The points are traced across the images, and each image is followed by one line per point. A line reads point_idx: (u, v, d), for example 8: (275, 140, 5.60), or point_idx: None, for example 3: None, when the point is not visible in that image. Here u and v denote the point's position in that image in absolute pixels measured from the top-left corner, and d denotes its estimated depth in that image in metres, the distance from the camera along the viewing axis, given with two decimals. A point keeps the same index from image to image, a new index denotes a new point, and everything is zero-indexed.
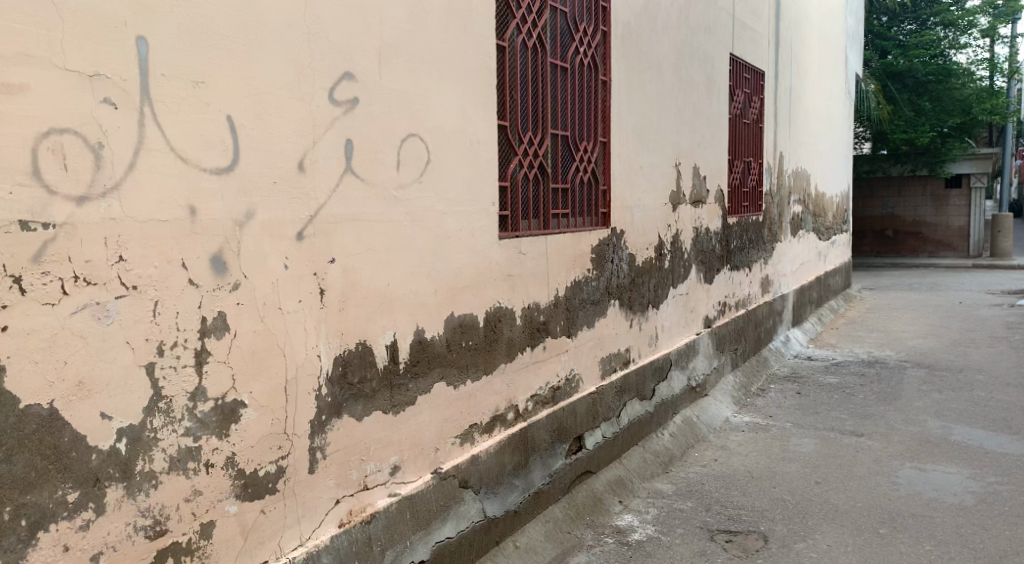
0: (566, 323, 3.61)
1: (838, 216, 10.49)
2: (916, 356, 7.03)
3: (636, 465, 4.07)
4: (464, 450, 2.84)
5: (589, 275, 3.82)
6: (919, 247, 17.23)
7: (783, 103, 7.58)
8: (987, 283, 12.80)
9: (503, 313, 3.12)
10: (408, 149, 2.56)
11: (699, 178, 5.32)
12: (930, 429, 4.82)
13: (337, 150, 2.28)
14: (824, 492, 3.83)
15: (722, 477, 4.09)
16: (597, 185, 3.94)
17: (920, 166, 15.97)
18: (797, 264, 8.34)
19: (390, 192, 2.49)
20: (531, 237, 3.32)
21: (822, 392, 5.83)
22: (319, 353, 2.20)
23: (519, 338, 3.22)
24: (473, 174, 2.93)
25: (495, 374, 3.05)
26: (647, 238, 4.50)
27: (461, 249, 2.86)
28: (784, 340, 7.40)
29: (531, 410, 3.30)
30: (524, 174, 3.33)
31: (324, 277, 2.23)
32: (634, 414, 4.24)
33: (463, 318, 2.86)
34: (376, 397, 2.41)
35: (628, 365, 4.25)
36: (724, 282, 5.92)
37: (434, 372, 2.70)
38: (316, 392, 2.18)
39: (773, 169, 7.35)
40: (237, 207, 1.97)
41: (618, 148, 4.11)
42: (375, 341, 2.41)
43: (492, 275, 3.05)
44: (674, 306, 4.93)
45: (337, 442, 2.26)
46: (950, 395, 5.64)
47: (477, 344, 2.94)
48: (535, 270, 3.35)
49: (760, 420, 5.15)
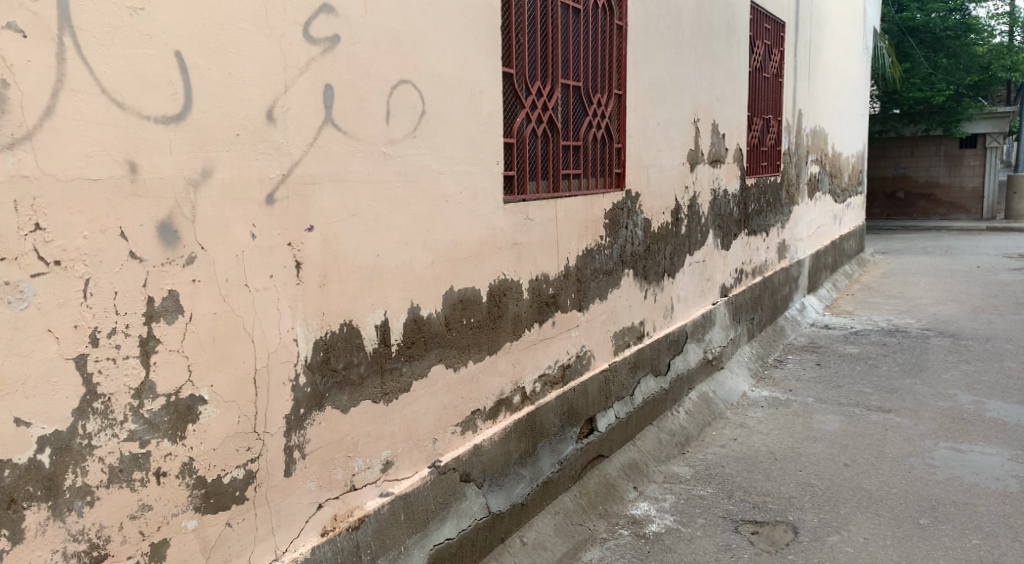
0: (577, 296, 3.29)
1: (853, 177, 10.07)
2: (938, 324, 6.72)
3: (650, 446, 3.78)
4: (465, 440, 2.55)
5: (602, 243, 3.49)
6: (931, 210, 16.81)
7: (802, 56, 7.14)
8: (1004, 246, 12.43)
9: (508, 286, 2.79)
10: (400, 99, 2.21)
11: (718, 136, 4.95)
12: (963, 405, 4.53)
13: (315, 97, 1.93)
14: (855, 476, 3.55)
15: (744, 459, 3.80)
16: (611, 143, 3.58)
17: (935, 125, 15.47)
18: (813, 228, 7.99)
19: (379, 147, 2.15)
20: (540, 201, 2.98)
21: (843, 364, 5.53)
22: (296, 337, 1.88)
23: (527, 314, 2.90)
24: (474, 128, 2.57)
25: (499, 354, 2.74)
26: (664, 201, 4.15)
27: (461, 214, 2.52)
28: (799, 308, 7.08)
29: (539, 392, 3.00)
30: (532, 130, 2.98)
31: (301, 247, 1.89)
32: (649, 392, 3.94)
33: (465, 293, 2.54)
34: (364, 385, 2.10)
35: (642, 339, 3.94)
36: (740, 247, 5.58)
37: (432, 355, 2.38)
38: (294, 382, 1.87)
39: (791, 127, 6.94)
40: (190, 163, 1.62)
41: (634, 102, 3.74)
42: (362, 321, 2.09)
43: (496, 243, 2.71)
44: (691, 275, 4.60)
45: (319, 439, 1.96)
46: (980, 367, 5.34)
47: (480, 321, 2.62)
48: (544, 237, 3.02)
49: (779, 395, 4.86)
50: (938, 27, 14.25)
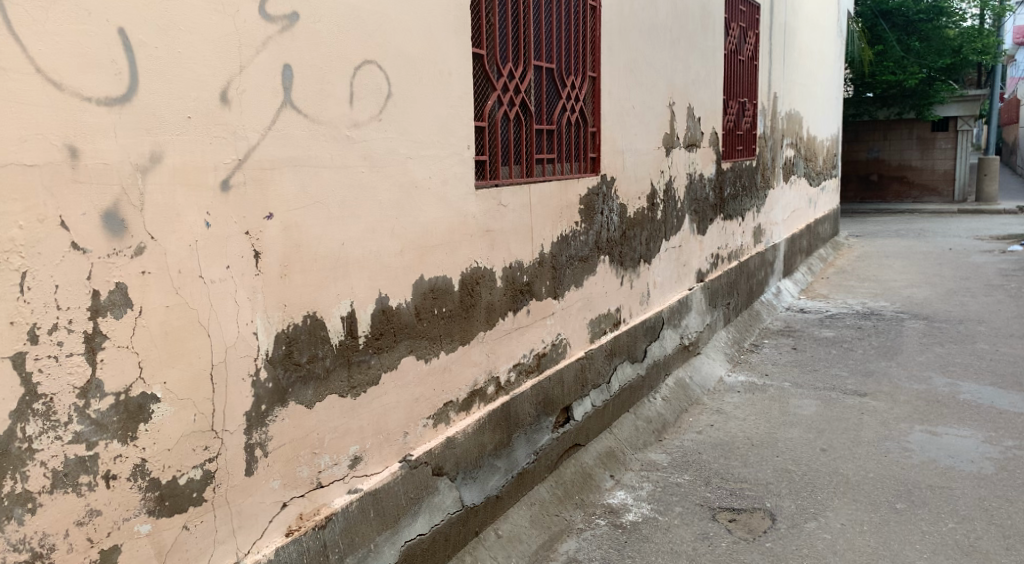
0: (552, 283, 3.23)
1: (828, 161, 10.11)
2: (911, 307, 6.77)
3: (627, 434, 3.74)
4: (438, 432, 2.48)
5: (577, 229, 3.43)
6: (904, 193, 16.98)
7: (777, 39, 7.11)
8: (975, 229, 12.59)
9: (481, 274, 2.72)
10: (364, 80, 2.12)
11: (693, 120, 4.90)
12: (937, 388, 4.56)
13: (273, 78, 1.83)
14: (832, 461, 3.56)
15: (721, 445, 3.79)
16: (586, 127, 3.51)
17: (907, 109, 15.59)
18: (788, 212, 8.00)
19: (342, 131, 2.05)
20: (512, 187, 2.90)
21: (819, 348, 5.54)
22: (256, 330, 1.79)
23: (500, 303, 2.84)
24: (443, 112, 2.48)
25: (472, 344, 2.68)
26: (639, 186, 4.10)
27: (431, 201, 2.44)
28: (775, 292, 7.09)
29: (514, 382, 2.95)
30: (504, 113, 2.90)
31: (259, 236, 1.81)
32: (625, 379, 3.90)
33: (436, 281, 2.47)
34: (330, 379, 2.03)
35: (619, 326, 3.90)
36: (716, 232, 5.55)
37: (401, 346, 2.31)
38: (254, 378, 1.79)
39: (767, 111, 6.92)
40: (137, 148, 1.52)
41: (609, 85, 3.67)
42: (327, 313, 2.01)
43: (467, 230, 2.64)
44: (667, 260, 4.56)
45: (283, 436, 1.88)
46: (953, 349, 5.38)
47: (452, 311, 2.55)
48: (517, 224, 2.95)
49: (756, 380, 4.85)
50: (911, 10, 14.31)
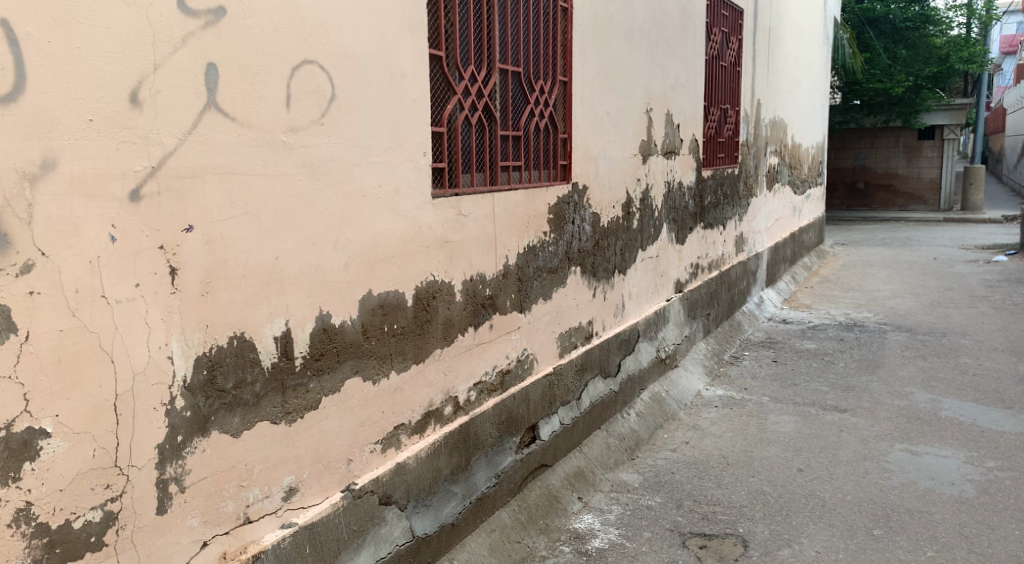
0: (517, 296, 3.08)
1: (813, 168, 10.02)
2: (895, 318, 6.67)
3: (598, 453, 3.59)
4: (387, 458, 2.32)
5: (546, 239, 3.29)
6: (890, 201, 16.96)
7: (761, 44, 7.01)
8: (960, 238, 12.55)
9: (438, 288, 2.57)
10: (303, 82, 1.96)
11: (672, 126, 4.77)
12: (919, 404, 4.44)
13: (193, 77, 1.67)
14: (809, 483, 3.43)
15: (695, 465, 3.65)
16: (556, 133, 3.38)
17: (893, 117, 15.58)
18: (772, 220, 7.89)
19: (276, 136, 1.90)
20: (474, 196, 2.75)
21: (800, 361, 5.42)
22: (172, 354, 1.63)
23: (460, 319, 2.69)
24: (395, 116, 2.33)
25: (428, 362, 2.52)
26: (614, 194, 3.96)
27: (381, 211, 2.28)
28: (757, 302, 6.98)
29: (474, 401, 2.79)
30: (466, 118, 2.75)
31: (176, 251, 1.64)
32: (597, 395, 3.75)
33: (387, 297, 2.32)
34: (260, 405, 1.87)
35: (591, 340, 3.75)
36: (696, 241, 5.42)
37: (346, 367, 2.15)
38: (168, 406, 1.62)
39: (750, 118, 6.82)
40: (26, 153, 1.34)
41: (581, 89, 3.54)
42: (258, 333, 1.86)
43: (423, 242, 2.48)
44: (643, 271, 4.43)
45: (204, 468, 1.72)
46: (936, 363, 5.28)
47: (405, 327, 2.40)
48: (479, 234, 2.80)
49: (734, 394, 4.72)
50: (897, 17, 14.29)
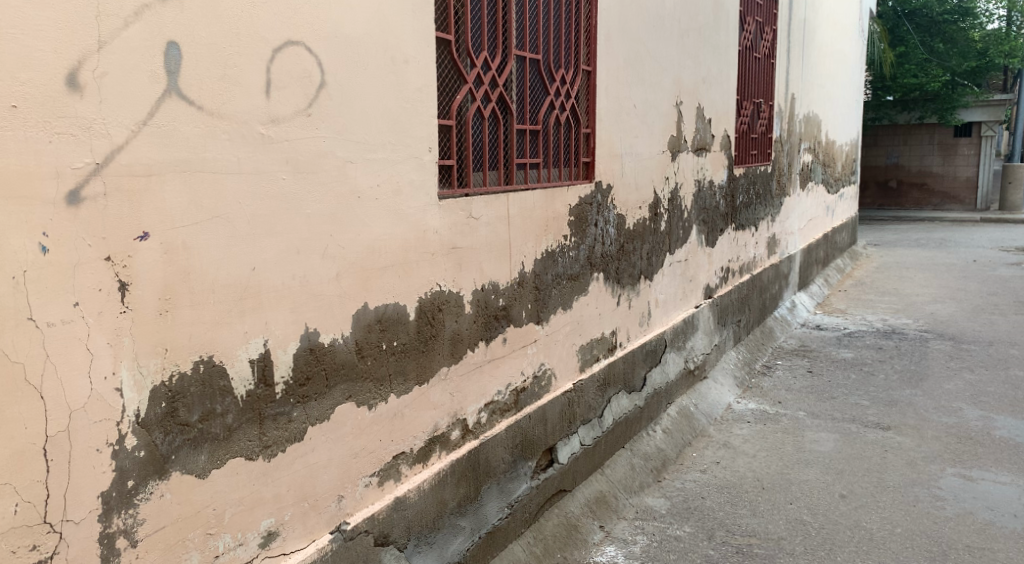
0: (534, 306, 2.81)
1: (847, 166, 9.60)
2: (936, 325, 6.29)
3: (622, 475, 3.31)
4: (385, 492, 2.06)
5: (566, 244, 3.01)
6: (924, 200, 16.42)
7: (796, 35, 6.64)
8: (1000, 239, 12.04)
9: (445, 300, 2.30)
10: (287, 66, 1.70)
11: (703, 122, 4.46)
12: (970, 422, 4.09)
13: (149, 58, 1.41)
14: (853, 512, 3.11)
15: (727, 489, 3.35)
16: (578, 127, 3.10)
17: (928, 113, 15.04)
18: (805, 220, 7.54)
19: (254, 128, 1.64)
20: (486, 197, 2.48)
21: (837, 371, 5.09)
22: (121, 385, 1.38)
23: (469, 333, 2.42)
24: (395, 108, 2.06)
25: (432, 382, 2.26)
26: (640, 194, 3.66)
27: (379, 213, 2.02)
28: (789, 307, 6.65)
29: (485, 424, 2.53)
30: (478, 111, 2.48)
31: (127, 263, 1.39)
32: (621, 411, 3.47)
33: (386, 311, 2.05)
34: (233, 440, 1.62)
35: (614, 352, 3.47)
36: (727, 244, 5.11)
37: (336, 392, 1.89)
38: (116, 447, 1.38)
39: (784, 113, 6.48)
40: None
41: (606, 80, 3.25)
42: (229, 356, 1.60)
43: (428, 248, 2.22)
44: (671, 276, 4.13)
45: (162, 516, 1.47)
46: (985, 375, 4.91)
47: (406, 345, 2.13)
48: (491, 239, 2.53)
49: (767, 408, 4.41)
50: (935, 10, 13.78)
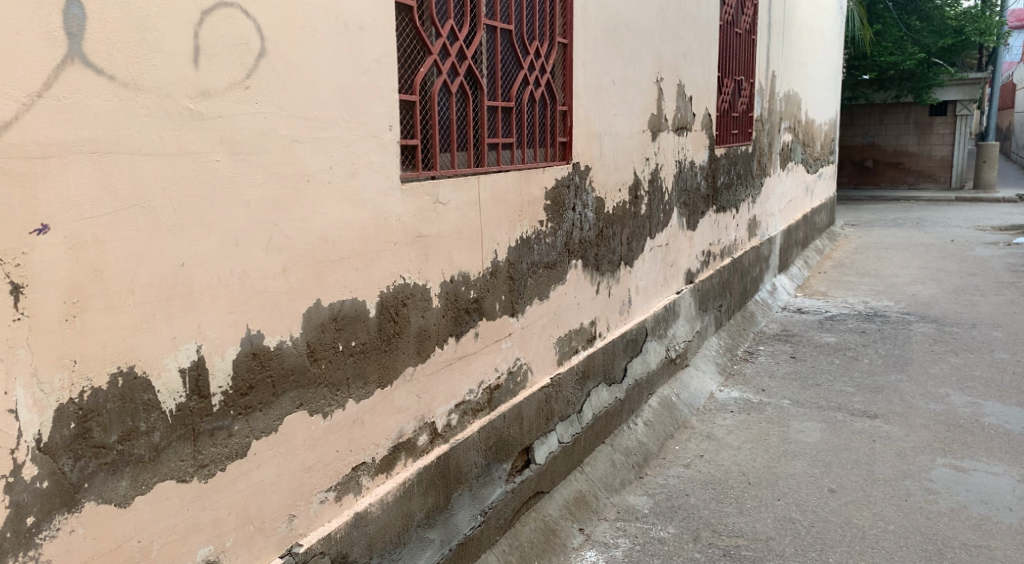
0: (508, 297, 2.62)
1: (825, 146, 9.50)
2: (918, 307, 6.20)
3: (602, 472, 3.15)
4: (342, 507, 1.88)
5: (542, 230, 2.82)
6: (899, 179, 16.44)
7: (777, 11, 6.48)
8: (976, 218, 12.06)
9: (410, 294, 2.10)
10: (219, 31, 1.47)
11: (684, 99, 4.28)
12: (957, 409, 3.99)
13: (44, 16, 1.17)
14: (843, 508, 2.98)
15: (711, 485, 3.20)
16: (554, 104, 2.89)
17: (905, 92, 15.00)
18: (784, 201, 7.41)
19: (179, 102, 1.41)
20: (454, 180, 2.28)
21: (820, 357, 4.97)
22: (16, 406, 1.16)
23: (437, 329, 2.22)
24: (350, 80, 1.84)
25: (396, 384, 2.06)
26: (620, 176, 3.48)
27: (332, 198, 1.80)
28: (770, 290, 6.53)
29: (456, 426, 2.34)
30: (445, 85, 2.26)
31: (21, 261, 1.16)
32: (601, 405, 3.30)
33: (342, 307, 1.85)
34: (162, 460, 1.41)
35: (593, 343, 3.30)
36: (708, 227, 4.95)
37: (284, 400, 1.69)
38: (11, 479, 1.15)
39: (764, 92, 6.32)
40: None
41: (584, 53, 3.05)
42: (155, 365, 1.38)
43: (391, 237, 2.01)
44: (651, 261, 3.96)
45: (73, 555, 1.26)
46: (969, 359, 4.82)
47: (366, 345, 1.94)
48: (461, 226, 2.33)
49: (750, 396, 4.28)
50: None
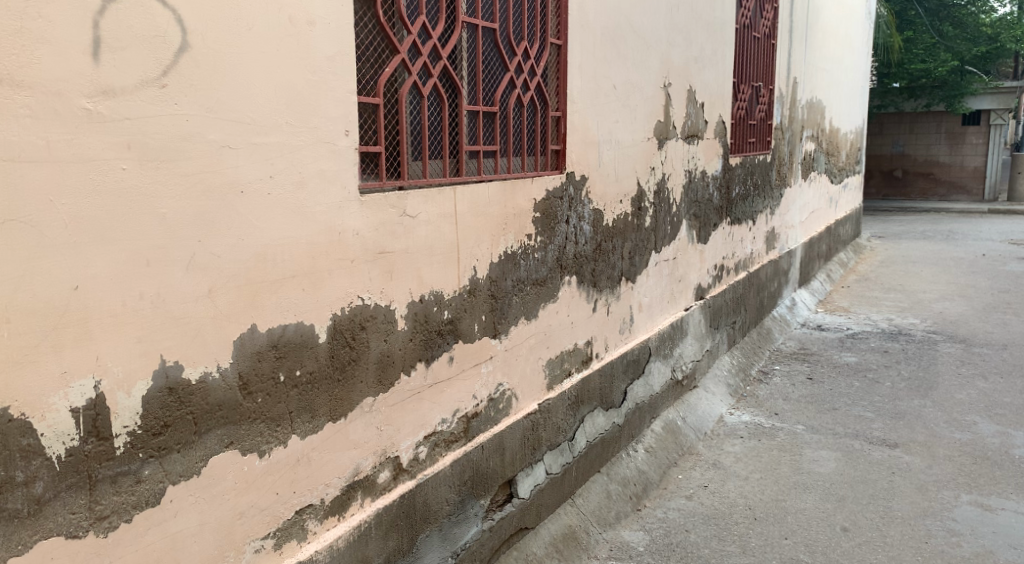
0: (490, 317, 2.41)
1: (852, 155, 9.18)
2: (946, 326, 5.88)
3: (595, 505, 2.92)
4: (281, 556, 1.69)
5: (530, 244, 2.61)
6: (930, 190, 15.96)
7: (799, 14, 6.22)
8: (1009, 231, 11.59)
9: (370, 317, 1.91)
10: (127, 21, 1.29)
11: (695, 106, 4.05)
12: (986, 439, 3.69)
13: None
14: (857, 550, 2.72)
15: (713, 520, 2.96)
16: (545, 110, 2.69)
17: (936, 101, 14.56)
18: (806, 213, 7.12)
19: (74, 101, 1.23)
20: (425, 190, 2.08)
21: (840, 378, 4.69)
22: None
23: (403, 354, 2.02)
24: (296, 80, 1.66)
25: (352, 416, 1.87)
26: (621, 187, 3.26)
27: (272, 211, 1.62)
28: (789, 305, 6.25)
29: (425, 460, 2.14)
30: (416, 87, 2.07)
31: None
32: (597, 432, 3.08)
33: (283, 333, 1.66)
34: (46, 512, 1.22)
35: (588, 365, 3.08)
36: (721, 240, 4.71)
37: (209, 439, 1.51)
38: None
39: (785, 98, 6.06)
40: None
41: (581, 54, 2.84)
42: (38, 406, 1.19)
43: (346, 254, 1.82)
44: (657, 277, 3.73)
45: None
46: (1000, 384, 4.51)
47: (314, 375, 1.75)
48: (433, 241, 2.13)
49: (762, 420, 4.02)
50: None
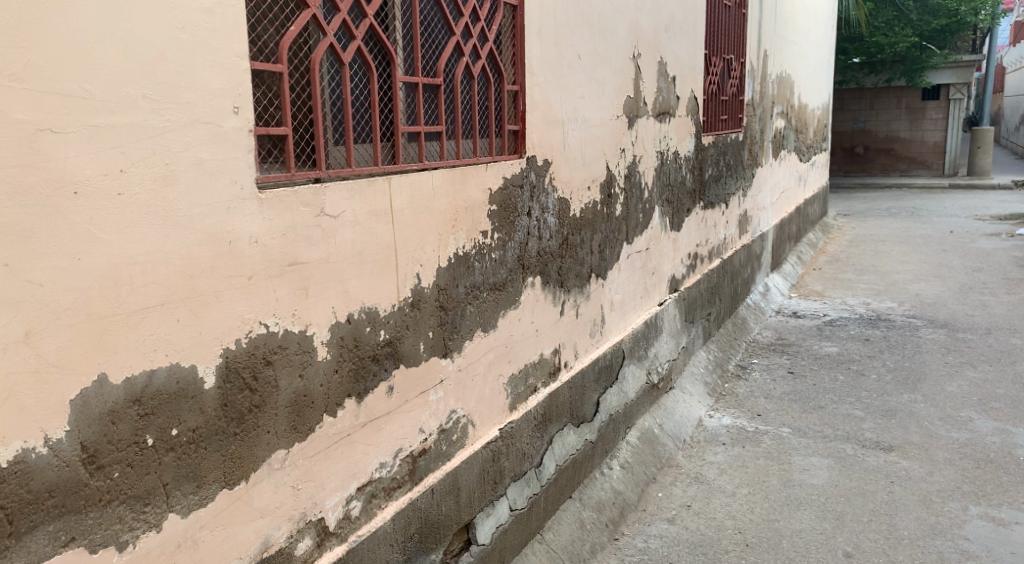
0: (438, 334, 2.01)
1: (819, 132, 8.93)
2: (925, 310, 5.64)
3: (567, 539, 2.55)
4: None
5: (485, 244, 2.21)
6: (890, 166, 15.91)
7: None
8: (973, 207, 11.52)
9: (279, 349, 1.49)
10: None
11: (667, 79, 3.67)
12: (985, 438, 3.41)
13: None
14: None
15: (701, 549, 2.61)
16: (500, 83, 2.28)
17: (896, 76, 14.48)
18: (776, 193, 6.83)
19: None
20: (351, 182, 1.66)
21: (822, 371, 4.39)
22: None
23: (326, 391, 1.61)
24: (156, 38, 1.21)
25: (256, 479, 1.46)
26: (589, 171, 2.87)
27: (126, 217, 1.18)
28: (763, 292, 5.95)
29: (359, 517, 1.74)
30: (335, 52, 1.64)
31: None
32: (567, 452, 2.71)
33: (150, 382, 1.23)
34: None
35: (556, 377, 2.70)
36: (695, 226, 4.36)
37: (36, 540, 1.08)
38: None
39: (756, 73, 5.73)
40: None
41: (540, 17, 2.42)
42: None
43: (241, 270, 1.39)
44: (629, 270, 3.36)
45: None
46: (989, 373, 4.26)
47: (199, 431, 1.33)
48: (362, 246, 1.70)
49: (744, 424, 3.70)
50: None
